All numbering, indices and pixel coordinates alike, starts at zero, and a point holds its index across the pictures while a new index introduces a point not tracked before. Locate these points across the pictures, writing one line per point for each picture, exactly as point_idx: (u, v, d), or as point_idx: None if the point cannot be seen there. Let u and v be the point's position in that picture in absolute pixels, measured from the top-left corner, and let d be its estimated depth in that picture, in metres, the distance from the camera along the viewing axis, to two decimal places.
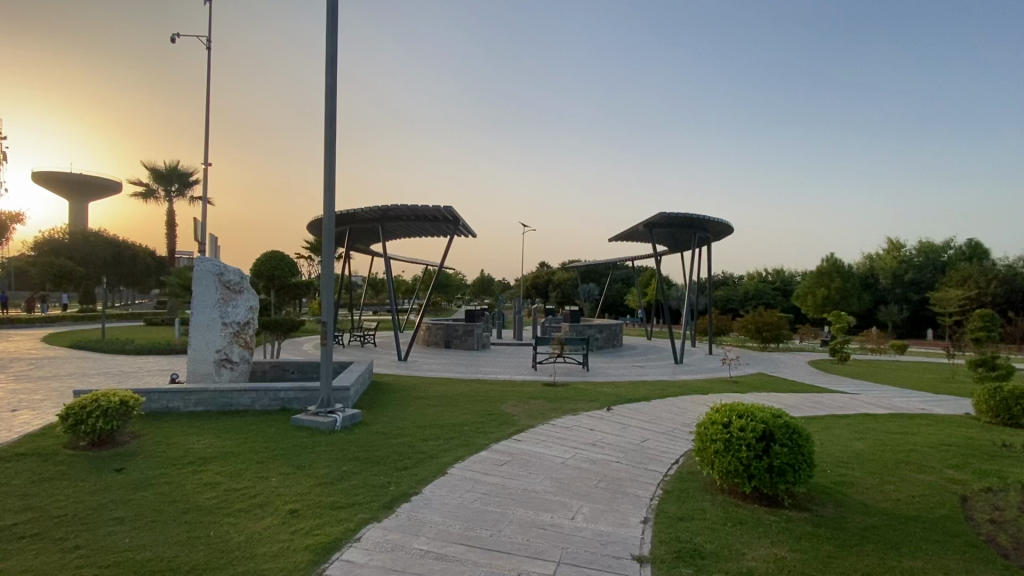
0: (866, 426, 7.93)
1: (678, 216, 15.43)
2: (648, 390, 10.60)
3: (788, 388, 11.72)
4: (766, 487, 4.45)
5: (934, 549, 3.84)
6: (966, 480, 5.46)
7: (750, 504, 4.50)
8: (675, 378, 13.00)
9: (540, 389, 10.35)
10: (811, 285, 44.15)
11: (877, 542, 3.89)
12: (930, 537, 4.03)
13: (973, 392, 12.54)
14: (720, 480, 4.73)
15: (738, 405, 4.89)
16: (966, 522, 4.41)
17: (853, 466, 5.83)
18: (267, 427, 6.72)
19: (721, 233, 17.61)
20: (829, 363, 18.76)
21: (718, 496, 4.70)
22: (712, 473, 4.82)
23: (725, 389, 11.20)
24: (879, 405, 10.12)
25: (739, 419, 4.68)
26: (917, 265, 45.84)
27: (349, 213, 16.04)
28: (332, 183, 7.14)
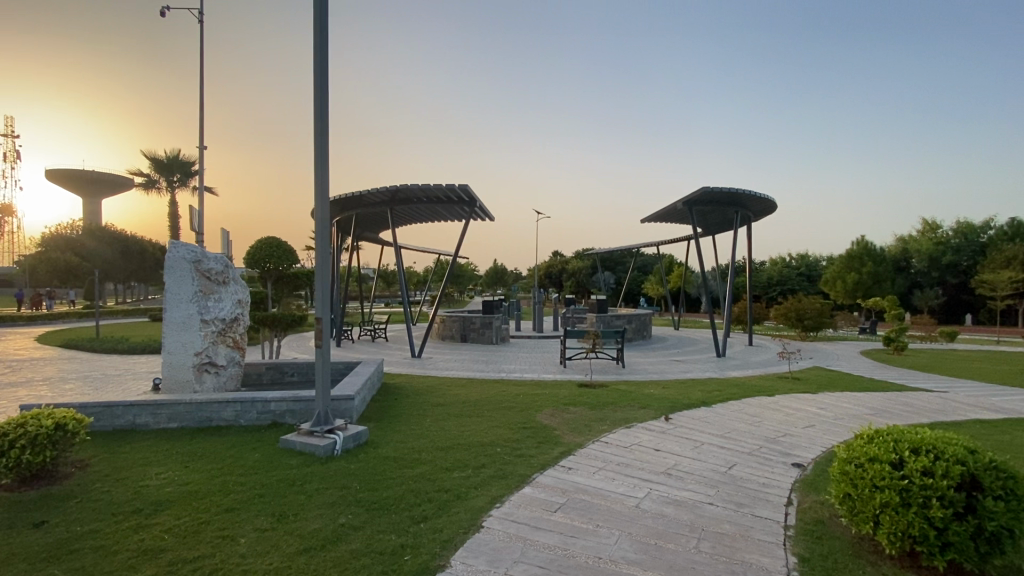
0: (998, 440, 6.34)
1: (724, 190, 13.65)
2: (703, 392, 9.05)
3: (861, 387, 10.10)
4: (971, 564, 2.94)
5: None
6: None
7: None
8: (724, 375, 11.47)
9: (577, 392, 8.86)
10: (840, 270, 41.95)
11: None
12: None
13: None
14: (888, 548, 3.22)
15: (907, 435, 3.36)
16: None
17: None
18: (250, 452, 5.34)
19: (764, 211, 15.88)
20: (882, 354, 17.05)
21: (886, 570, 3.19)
22: (872, 535, 3.30)
23: (792, 389, 9.62)
24: (984, 408, 8.46)
25: (918, 457, 3.16)
26: (955, 246, 43.28)
27: (356, 196, 14.62)
28: (323, 142, 5.65)
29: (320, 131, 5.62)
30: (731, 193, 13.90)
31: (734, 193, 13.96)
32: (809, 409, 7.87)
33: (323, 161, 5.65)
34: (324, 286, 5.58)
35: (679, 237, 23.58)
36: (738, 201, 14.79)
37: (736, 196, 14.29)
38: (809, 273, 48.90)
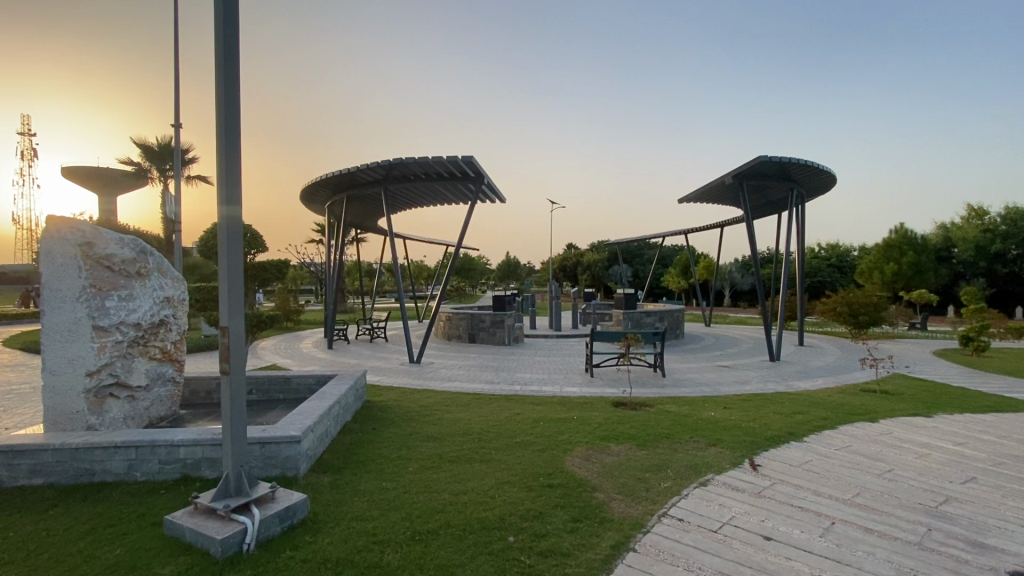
0: None
1: (791, 160, 11.17)
2: (782, 416, 6.84)
3: (981, 405, 7.79)
4: None
5: None
6: None
7: None
8: (791, 387, 9.23)
9: (614, 417, 6.73)
10: (876, 260, 38.81)
11: None
12: None
13: None
14: None
15: None
16: None
17: None
18: (117, 542, 3.35)
19: (825, 186, 13.35)
20: (959, 356, 14.57)
21: None
22: None
23: (894, 410, 7.36)
24: None
25: None
26: (1006, 233, 39.61)
27: (344, 176, 12.53)
28: (228, 50, 3.53)
29: (221, 28, 3.47)
30: (797, 165, 11.43)
31: (801, 165, 11.49)
32: (944, 447, 5.64)
33: (230, 83, 3.54)
34: (233, 280, 3.49)
35: (710, 223, 21.09)
36: (799, 174, 12.34)
37: (800, 168, 11.83)
38: (840, 264, 45.73)
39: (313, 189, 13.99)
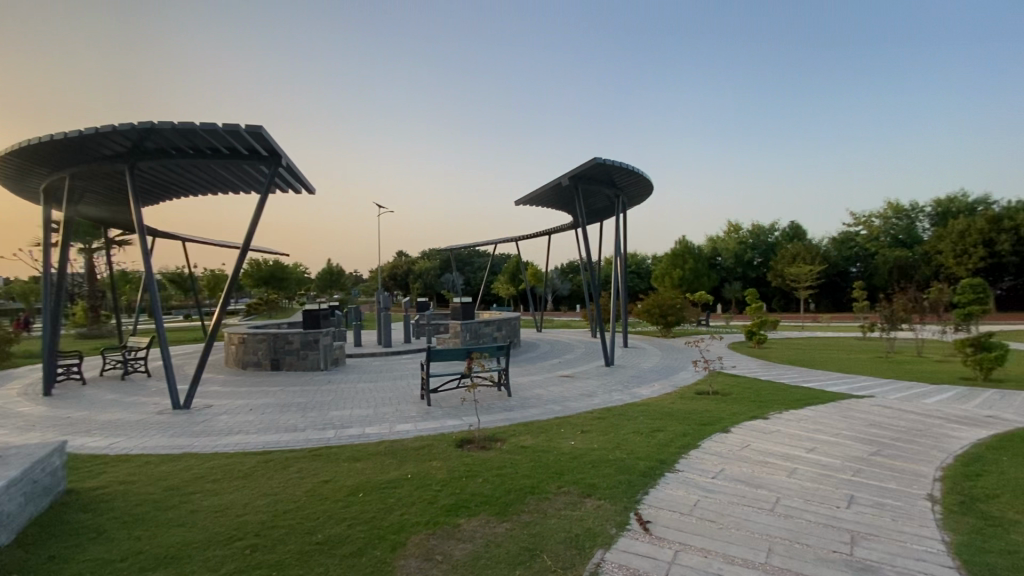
0: None
1: (625, 167, 11.01)
2: (642, 437, 5.95)
3: (796, 397, 8.14)
4: None
5: None
6: None
7: None
8: (634, 395, 8.82)
9: (460, 467, 5.13)
10: (668, 267, 44.98)
11: None
12: None
13: (939, 373, 10.46)
14: None
15: None
16: None
17: None
18: None
19: (643, 193, 13.90)
20: (746, 348, 16.57)
21: None
22: None
23: (736, 413, 7.15)
24: (954, 413, 6.82)
25: None
26: (752, 244, 49.56)
27: (66, 145, 8.60)
28: None
29: None
30: (628, 172, 11.37)
31: (630, 172, 11.47)
32: (800, 451, 5.28)
33: None
34: None
35: (540, 231, 21.15)
36: (625, 181, 12.45)
37: (628, 175, 11.87)
38: (641, 271, 51.92)
39: (12, 162, 9.47)
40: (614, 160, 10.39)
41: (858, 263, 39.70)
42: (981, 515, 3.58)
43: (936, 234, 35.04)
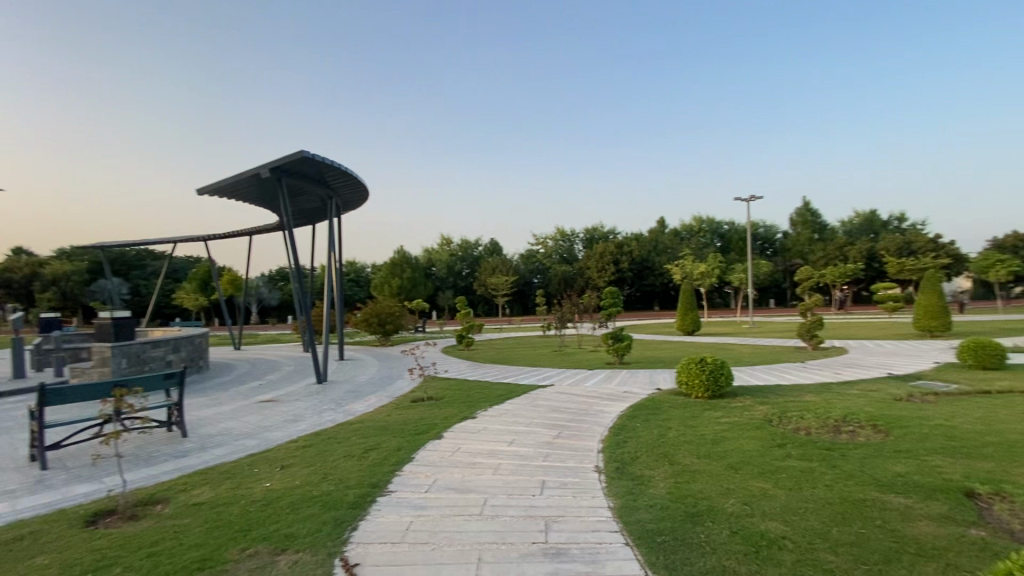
0: (668, 430, 5.92)
1: (341, 169, 10.12)
2: (352, 459, 5.27)
3: (498, 392, 8.95)
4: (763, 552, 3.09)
5: (885, 516, 3.56)
6: (894, 487, 4.05)
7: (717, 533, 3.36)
8: (346, 411, 8.08)
9: (76, 560, 3.46)
10: (385, 276, 45.21)
11: (816, 510, 3.65)
12: (880, 521, 3.47)
13: (593, 359, 13.37)
14: (700, 543, 3.22)
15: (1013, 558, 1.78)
16: (963, 524, 3.47)
17: (805, 513, 3.62)
18: None
19: (359, 199, 13.13)
20: (457, 351, 17.81)
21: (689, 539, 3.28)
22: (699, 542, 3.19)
23: (448, 414, 7.15)
24: (605, 392, 8.64)
25: None
26: (462, 256, 52.75)
27: None
28: None
29: None
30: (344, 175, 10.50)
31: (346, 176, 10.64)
32: (502, 445, 5.64)
33: None
34: None
35: (238, 230, 17.94)
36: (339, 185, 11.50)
37: (342, 178, 10.99)
38: (358, 279, 49.89)
39: None
40: (329, 160, 9.38)
41: (539, 275, 48.50)
42: (629, 477, 4.48)
43: (586, 254, 45.87)
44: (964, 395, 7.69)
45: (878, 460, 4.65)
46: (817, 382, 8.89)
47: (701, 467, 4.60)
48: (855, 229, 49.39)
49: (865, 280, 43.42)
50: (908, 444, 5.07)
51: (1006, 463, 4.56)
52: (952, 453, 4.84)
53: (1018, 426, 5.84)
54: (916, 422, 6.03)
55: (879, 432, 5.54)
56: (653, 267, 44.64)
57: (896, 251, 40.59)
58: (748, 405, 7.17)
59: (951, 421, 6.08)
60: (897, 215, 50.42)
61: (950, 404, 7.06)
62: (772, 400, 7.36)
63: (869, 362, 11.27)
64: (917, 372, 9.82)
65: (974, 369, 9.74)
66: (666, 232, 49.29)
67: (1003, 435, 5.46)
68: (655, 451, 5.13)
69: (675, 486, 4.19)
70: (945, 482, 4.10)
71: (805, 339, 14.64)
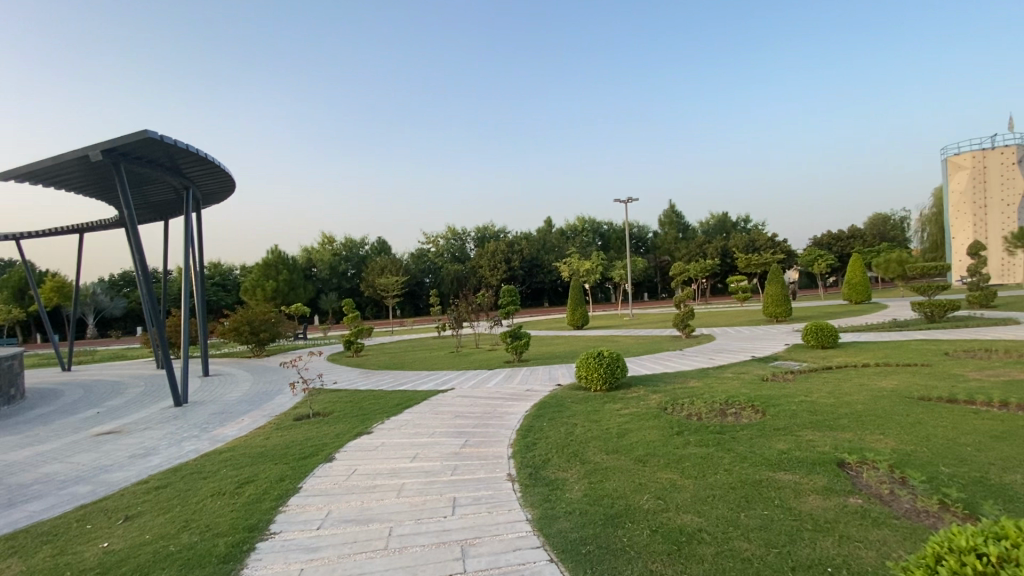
0: (574, 427, 5.85)
1: (198, 155, 8.66)
2: (220, 498, 4.37)
3: (393, 400, 8.28)
4: (686, 548, 3.09)
5: (780, 494, 3.79)
6: (781, 463, 4.38)
7: (640, 533, 3.30)
8: (211, 436, 6.85)
9: None
10: (257, 279, 40.85)
11: (723, 496, 3.78)
12: (779, 500, 3.69)
13: (491, 358, 13.17)
14: (626, 548, 3.12)
15: (934, 538, 1.88)
16: (843, 493, 3.83)
17: (714, 500, 3.73)
18: None
19: (222, 189, 11.46)
20: (344, 358, 16.50)
21: (615, 544, 3.17)
22: (624, 549, 3.10)
23: (339, 431, 6.38)
24: (507, 393, 8.44)
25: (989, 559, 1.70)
26: (346, 256, 49.27)
27: None
28: None
29: None
30: (203, 162, 9.01)
31: (206, 162, 9.15)
32: (404, 460, 5.11)
33: None
34: None
35: (62, 226, 14.77)
36: (197, 173, 9.87)
37: (201, 166, 9.43)
38: (225, 283, 44.05)
39: None
40: (183, 143, 7.96)
41: (430, 275, 47.50)
42: (544, 482, 4.29)
43: (478, 253, 45.90)
44: (813, 372, 8.82)
45: (765, 440, 5.04)
46: (698, 368, 9.62)
47: (613, 464, 4.57)
48: (712, 229, 55.88)
49: (721, 274, 49.28)
50: (784, 422, 5.58)
51: (860, 432, 5.19)
52: (819, 427, 5.42)
53: (860, 397, 6.78)
54: (784, 399, 6.70)
55: (758, 412, 6.03)
56: (542, 265, 46.07)
57: (744, 248, 46.67)
58: (642, 394, 7.45)
59: (810, 396, 6.87)
60: (742, 218, 58.12)
61: (805, 380, 8.03)
62: (663, 388, 7.75)
63: (735, 347, 12.57)
64: (774, 353, 11.14)
65: (815, 349, 11.31)
66: (553, 232, 51.23)
67: (851, 406, 6.27)
68: (565, 450, 5.02)
69: (590, 487, 4.08)
70: (818, 455, 4.55)
71: (681, 329, 15.97)
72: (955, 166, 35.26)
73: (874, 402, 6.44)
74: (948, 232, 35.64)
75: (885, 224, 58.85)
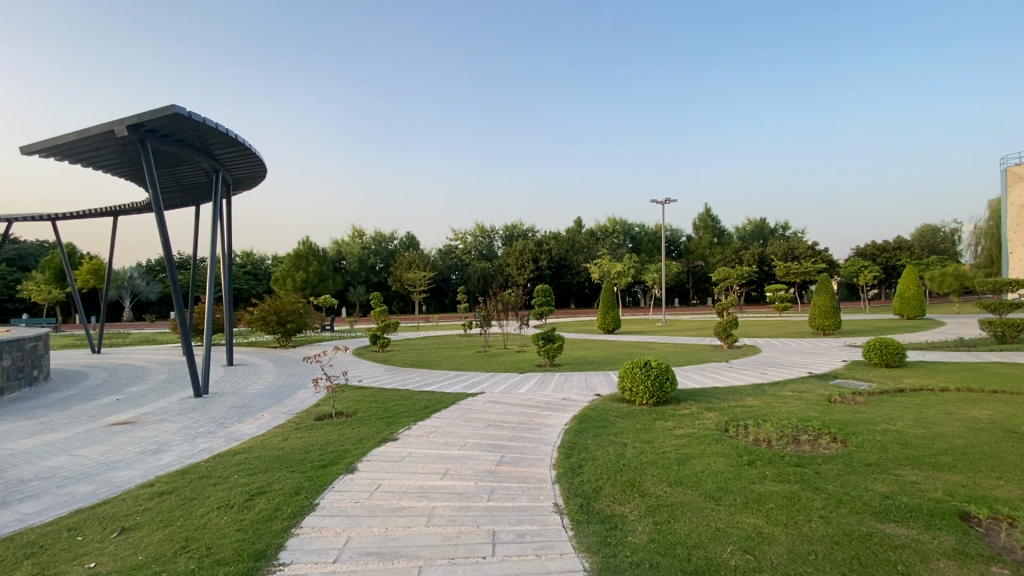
0: (624, 448, 5.17)
1: (228, 135, 8.28)
2: (227, 513, 3.84)
3: (420, 403, 7.72)
4: None
5: (900, 557, 3.02)
6: (889, 512, 3.60)
7: None
8: (228, 432, 6.42)
9: None
10: (287, 269, 41.28)
11: (827, 555, 3.04)
12: (902, 566, 2.93)
13: (521, 361, 12.54)
14: None
15: None
16: (983, 559, 3.04)
17: (817, 559, 2.99)
18: None
19: (254, 175, 11.10)
20: (369, 353, 16.13)
21: None
22: None
23: (362, 436, 5.83)
24: (542, 401, 7.79)
25: None
26: (374, 250, 49.28)
27: None
28: None
29: None
30: (233, 143, 8.63)
31: (236, 145, 8.78)
32: (433, 477, 4.51)
33: None
34: None
35: (97, 208, 14.83)
36: (228, 156, 9.53)
37: (231, 148, 9.07)
38: (256, 272, 44.65)
39: None
40: (213, 122, 7.57)
41: (456, 272, 47.21)
42: (599, 518, 3.61)
43: (505, 252, 45.36)
44: (885, 394, 7.86)
45: (857, 478, 4.26)
46: (750, 384, 8.77)
47: (678, 499, 3.87)
48: (748, 236, 53.93)
49: (756, 282, 47.43)
50: (874, 456, 4.76)
51: (973, 474, 4.34)
52: (919, 464, 4.58)
53: (954, 428, 5.86)
54: (864, 427, 5.84)
55: (838, 442, 5.21)
56: (570, 266, 45.18)
57: (782, 256, 44.77)
58: (695, 412, 6.69)
59: (893, 424, 5.99)
60: (780, 224, 55.99)
61: (880, 404, 7.11)
62: (717, 406, 6.96)
63: (785, 361, 11.60)
64: (832, 370, 10.16)
65: (879, 368, 10.27)
66: (582, 232, 50.30)
67: (948, 439, 5.38)
68: (618, 477, 4.33)
69: (657, 529, 3.39)
70: (932, 502, 3.75)
71: (722, 338, 15.00)
72: (1016, 176, 32.89)
73: (974, 436, 5.53)
74: (1006, 246, 33.37)
75: (934, 237, 55.77)
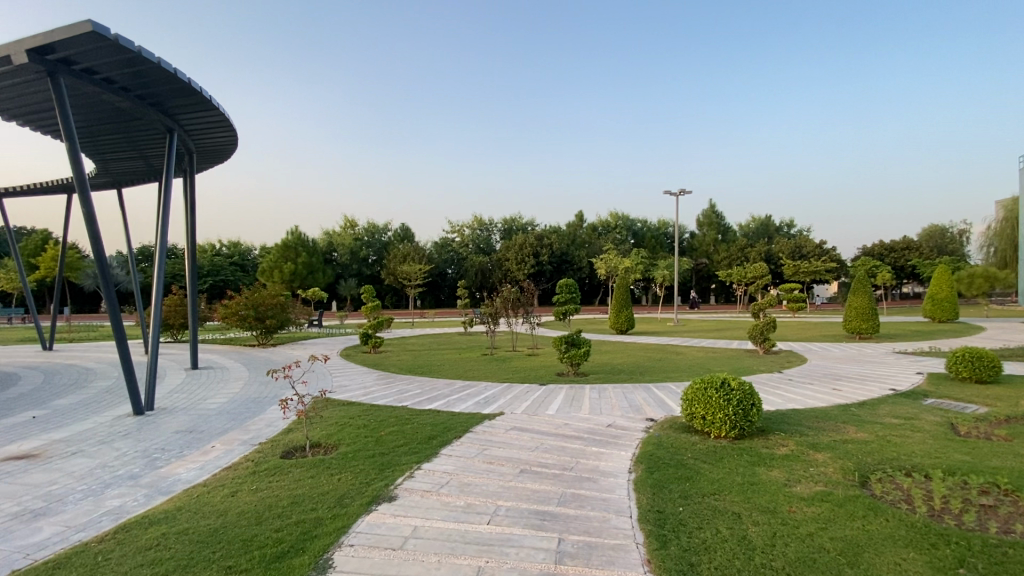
0: (742, 523, 3.41)
1: (180, 79, 6.37)
2: None
3: (423, 428, 5.92)
4: None
5: None
6: None
7: None
8: (157, 475, 4.58)
9: None
10: (275, 260, 39.21)
11: None
12: None
13: (539, 368, 10.73)
14: None
15: None
16: None
17: None
18: None
19: (221, 140, 9.11)
20: (359, 354, 14.30)
21: None
22: None
23: (345, 491, 4.03)
24: (581, 428, 6.04)
25: None
26: (367, 241, 47.06)
27: None
28: None
29: None
30: (188, 92, 6.73)
31: (192, 95, 6.87)
32: None
33: None
34: None
35: (47, 182, 12.86)
36: (184, 112, 7.60)
37: (186, 100, 7.14)
38: (244, 263, 42.64)
39: None
40: (153, 53, 5.66)
41: (453, 266, 45.23)
42: None
43: (504, 245, 43.35)
44: (1018, 423, 6.15)
45: None
46: (835, 405, 7.03)
47: None
48: (753, 233, 52.26)
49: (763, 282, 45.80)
50: None
51: None
52: None
53: None
54: None
55: None
56: (571, 261, 43.39)
57: (790, 254, 43.14)
58: (798, 451, 4.94)
59: None
60: (786, 223, 54.34)
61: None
62: (820, 443, 5.22)
63: (848, 373, 9.88)
64: (915, 386, 8.46)
65: (970, 384, 8.57)
66: (584, 227, 48.47)
67: None
68: None
69: None
70: None
71: (759, 343, 13.29)
72: None
73: None
74: None
75: (942, 238, 54.25)
